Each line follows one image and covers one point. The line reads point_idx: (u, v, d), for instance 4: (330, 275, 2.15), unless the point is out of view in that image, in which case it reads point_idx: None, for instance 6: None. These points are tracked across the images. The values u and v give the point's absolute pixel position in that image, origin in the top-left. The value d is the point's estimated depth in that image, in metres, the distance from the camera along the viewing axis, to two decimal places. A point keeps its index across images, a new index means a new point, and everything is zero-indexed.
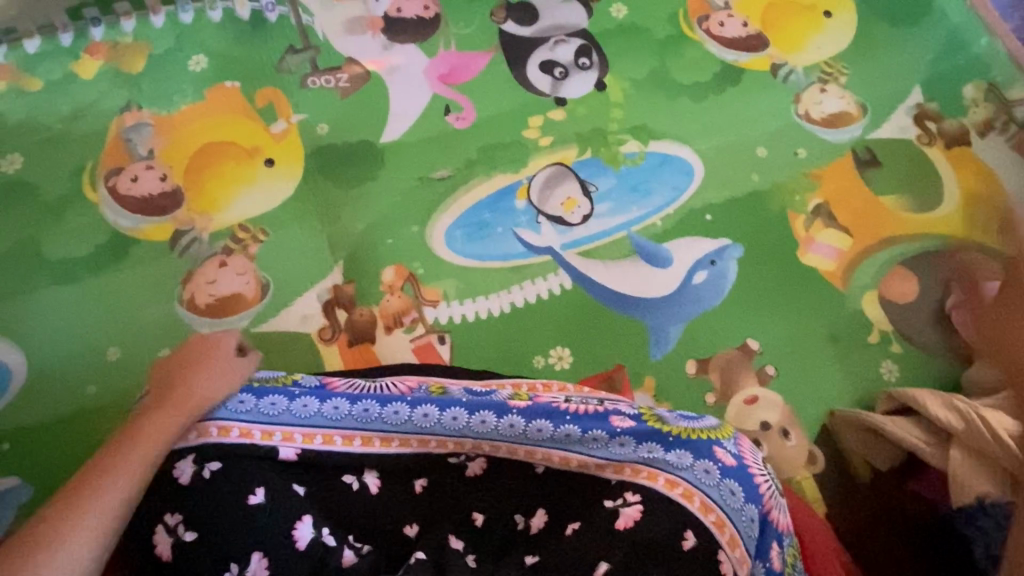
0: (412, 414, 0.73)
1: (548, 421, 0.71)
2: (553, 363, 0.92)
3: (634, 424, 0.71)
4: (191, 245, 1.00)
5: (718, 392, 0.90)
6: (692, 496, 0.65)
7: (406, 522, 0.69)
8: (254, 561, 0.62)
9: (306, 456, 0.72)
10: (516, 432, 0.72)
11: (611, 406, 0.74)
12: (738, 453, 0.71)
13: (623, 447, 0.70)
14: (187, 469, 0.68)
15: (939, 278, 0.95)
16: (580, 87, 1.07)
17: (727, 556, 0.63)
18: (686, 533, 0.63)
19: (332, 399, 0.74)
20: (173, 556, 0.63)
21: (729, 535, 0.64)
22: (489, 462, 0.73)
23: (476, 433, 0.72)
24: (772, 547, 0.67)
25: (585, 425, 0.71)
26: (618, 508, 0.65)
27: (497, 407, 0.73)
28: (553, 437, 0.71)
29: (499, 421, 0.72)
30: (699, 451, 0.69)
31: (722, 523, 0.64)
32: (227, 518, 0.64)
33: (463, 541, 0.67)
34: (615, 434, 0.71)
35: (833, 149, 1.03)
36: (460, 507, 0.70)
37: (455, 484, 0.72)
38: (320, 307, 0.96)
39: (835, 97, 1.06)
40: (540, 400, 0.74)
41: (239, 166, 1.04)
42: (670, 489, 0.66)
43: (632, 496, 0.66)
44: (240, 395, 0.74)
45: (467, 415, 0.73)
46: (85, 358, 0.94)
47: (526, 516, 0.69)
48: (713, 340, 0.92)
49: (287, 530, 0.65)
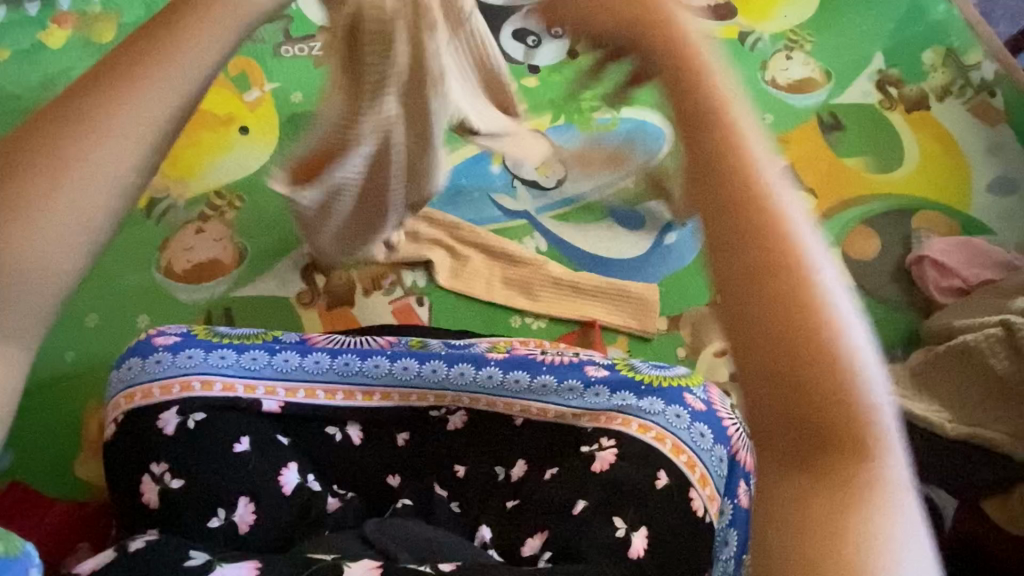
0: (392, 366, 0.75)
1: (525, 372, 0.74)
2: (529, 322, 0.95)
3: (608, 374, 0.74)
4: (168, 212, 0.99)
5: (689, 346, 0.93)
6: (665, 438, 0.68)
7: (388, 472, 0.71)
8: (241, 506, 0.64)
9: (290, 409, 0.72)
10: (494, 383, 0.73)
11: (586, 357, 0.76)
12: (708, 399, 0.73)
13: (597, 395, 0.72)
14: (172, 419, 0.66)
15: (899, 236, 0.99)
16: (533, 25, 1.07)
17: (698, 494, 0.65)
18: (658, 472, 0.65)
19: (313, 354, 0.75)
20: (160, 502, 0.63)
21: (699, 474, 0.66)
22: (470, 415, 0.73)
23: (454, 385, 0.74)
24: (740, 485, 0.70)
25: (561, 375, 0.74)
26: (594, 452, 0.68)
27: (475, 359, 0.74)
28: (530, 387, 0.73)
29: (478, 373, 0.74)
30: (671, 397, 0.71)
31: (692, 464, 0.66)
32: (215, 464, 0.65)
33: (447, 490, 0.70)
34: (590, 383, 0.73)
35: (799, 114, 1.06)
36: (442, 458, 0.71)
37: (437, 437, 0.73)
38: (299, 272, 0.97)
39: (801, 64, 1.09)
40: (517, 353, 0.76)
41: (214, 133, 1.04)
42: (643, 433, 0.68)
43: (607, 441, 0.68)
44: (221, 349, 0.73)
45: (447, 367, 0.74)
46: (63, 325, 0.93)
47: (506, 467, 0.71)
48: (683, 298, 0.96)
49: (274, 476, 0.66)
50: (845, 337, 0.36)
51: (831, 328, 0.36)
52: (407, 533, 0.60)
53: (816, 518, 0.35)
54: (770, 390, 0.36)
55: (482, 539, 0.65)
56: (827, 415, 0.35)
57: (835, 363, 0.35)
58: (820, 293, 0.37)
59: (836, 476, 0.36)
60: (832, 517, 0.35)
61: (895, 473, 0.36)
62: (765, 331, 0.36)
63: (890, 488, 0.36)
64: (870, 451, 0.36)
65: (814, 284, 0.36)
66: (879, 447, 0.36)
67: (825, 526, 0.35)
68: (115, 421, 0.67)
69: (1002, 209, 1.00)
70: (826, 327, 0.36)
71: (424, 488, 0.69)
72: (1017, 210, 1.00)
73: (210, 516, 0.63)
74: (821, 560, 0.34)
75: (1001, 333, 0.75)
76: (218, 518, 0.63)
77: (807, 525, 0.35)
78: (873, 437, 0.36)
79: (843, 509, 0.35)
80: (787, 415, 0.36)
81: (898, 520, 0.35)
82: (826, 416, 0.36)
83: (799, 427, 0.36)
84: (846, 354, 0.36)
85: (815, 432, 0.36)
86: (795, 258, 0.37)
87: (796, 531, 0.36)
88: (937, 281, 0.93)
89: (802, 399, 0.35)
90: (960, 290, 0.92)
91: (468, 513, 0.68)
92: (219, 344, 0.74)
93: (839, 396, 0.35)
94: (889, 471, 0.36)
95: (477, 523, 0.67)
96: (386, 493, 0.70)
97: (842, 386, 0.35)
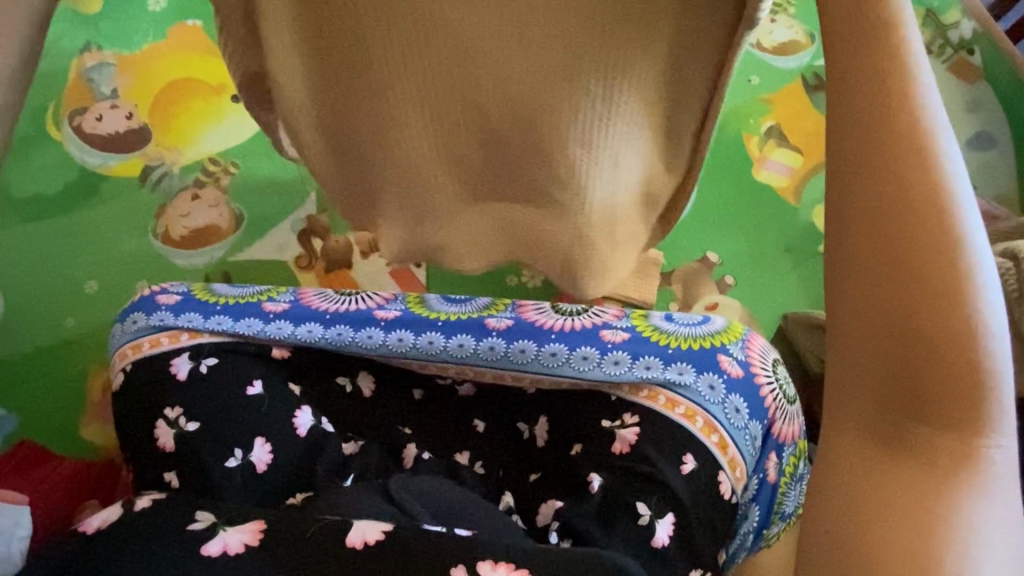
0: (386, 337, 0.72)
1: (532, 342, 0.71)
2: (524, 282, 0.97)
3: (628, 339, 0.70)
4: (162, 179, 1.00)
5: (681, 301, 0.96)
6: (695, 416, 0.67)
7: (401, 423, 0.72)
8: (258, 446, 0.66)
9: (295, 356, 0.73)
10: (498, 354, 0.71)
11: (601, 319, 0.73)
12: (745, 360, 0.70)
13: (616, 364, 0.69)
14: (185, 364, 0.69)
15: None
16: None
17: (726, 476, 0.66)
18: (684, 457, 0.65)
19: (305, 322, 0.73)
20: (176, 446, 0.65)
21: (729, 456, 0.66)
22: (476, 388, 0.75)
23: (455, 357, 0.72)
24: (771, 457, 0.69)
25: (575, 343, 0.70)
26: (615, 430, 0.68)
27: (476, 330, 0.72)
28: (539, 357, 0.70)
29: (479, 344, 0.71)
30: (702, 364, 0.69)
31: (724, 444, 0.66)
32: (229, 406, 0.67)
33: (469, 454, 0.71)
34: (608, 352, 0.70)
35: (785, 75, 1.07)
36: (458, 421, 0.73)
37: (450, 403, 0.74)
38: (296, 237, 0.98)
39: (784, 27, 1.09)
40: (524, 319, 0.73)
41: (206, 102, 1.04)
42: (670, 409, 0.67)
43: (630, 417, 0.68)
44: (217, 314, 0.72)
45: (445, 340, 0.72)
46: (64, 293, 0.94)
47: (530, 425, 0.73)
48: (674, 256, 0.98)
49: (287, 415, 0.68)
50: (981, 303, 0.37)
51: (965, 292, 0.37)
52: (429, 491, 0.62)
53: (901, 482, 0.38)
54: (881, 343, 0.39)
55: (506, 504, 0.68)
56: (946, 400, 0.37)
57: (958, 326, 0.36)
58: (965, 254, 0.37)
59: (925, 438, 0.38)
60: (916, 476, 0.38)
61: (1004, 449, 0.38)
62: (895, 291, 0.38)
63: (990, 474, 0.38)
64: (988, 423, 0.38)
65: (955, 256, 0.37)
66: (994, 418, 0.38)
67: (895, 495, 0.38)
68: (123, 371, 0.69)
69: (980, 164, 1.04)
70: (963, 291, 0.37)
71: (448, 456, 0.71)
72: (993, 165, 1.04)
73: (228, 457, 0.65)
74: (875, 506, 0.38)
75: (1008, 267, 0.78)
76: (235, 457, 0.65)
77: (891, 484, 0.39)
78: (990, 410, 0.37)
79: (920, 487, 0.38)
80: (903, 379, 0.38)
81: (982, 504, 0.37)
82: (942, 394, 0.37)
83: (909, 386, 0.38)
84: (976, 320, 0.36)
85: (923, 409, 0.38)
86: (938, 219, 0.37)
87: (862, 489, 0.39)
88: None
89: (918, 359, 0.37)
90: None
91: (489, 475, 0.70)
92: (221, 303, 0.73)
93: (963, 368, 0.37)
94: (996, 443, 0.38)
95: (500, 488, 0.70)
96: (397, 441, 0.71)
97: (972, 362, 0.37)
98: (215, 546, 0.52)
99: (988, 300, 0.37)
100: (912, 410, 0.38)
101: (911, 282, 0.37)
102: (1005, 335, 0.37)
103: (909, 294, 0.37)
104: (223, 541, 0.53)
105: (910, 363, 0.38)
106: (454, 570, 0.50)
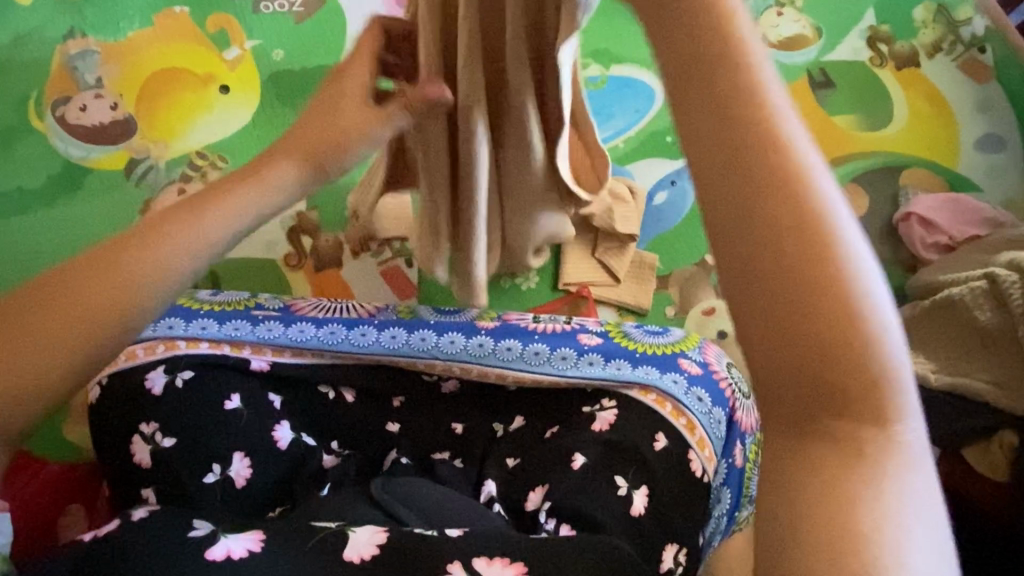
0: (379, 335, 0.75)
1: (517, 340, 0.74)
2: (519, 283, 0.95)
3: (602, 342, 0.74)
4: (149, 173, 0.98)
5: (678, 305, 0.94)
6: (664, 402, 0.67)
7: (387, 419, 0.70)
8: (236, 461, 0.63)
9: (276, 369, 0.71)
10: (485, 351, 0.73)
11: (578, 325, 0.77)
12: (703, 361, 0.72)
13: (591, 364, 0.71)
14: (159, 378, 0.66)
15: (888, 194, 1.00)
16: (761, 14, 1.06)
17: (697, 455, 0.64)
18: (657, 435, 0.64)
19: (297, 323, 0.75)
20: (154, 462, 0.62)
21: (698, 436, 0.65)
22: (462, 383, 0.73)
23: (444, 353, 0.73)
24: (736, 445, 0.70)
25: (553, 345, 0.73)
26: (595, 413, 0.67)
27: (466, 329, 0.75)
28: (523, 354, 0.72)
29: (468, 341, 0.74)
30: (664, 365, 0.71)
31: (693, 426, 0.66)
32: (205, 418, 0.64)
33: (447, 451, 0.68)
34: (584, 353, 0.72)
35: (789, 72, 1.05)
36: (437, 420, 0.70)
37: (429, 401, 0.72)
38: (285, 234, 0.95)
39: (792, 20, 1.06)
40: (508, 322, 0.76)
41: (193, 93, 1.01)
42: (644, 395, 0.67)
43: (608, 402, 0.68)
44: (203, 319, 0.74)
45: (436, 337, 0.74)
46: None
47: (504, 423, 0.70)
48: (673, 256, 0.96)
49: (268, 432, 0.65)
50: (852, 259, 0.27)
51: (837, 244, 0.27)
52: (418, 492, 0.58)
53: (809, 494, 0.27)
54: (755, 330, 0.27)
55: (488, 493, 0.62)
56: (844, 378, 0.27)
57: (839, 291, 0.26)
58: (825, 204, 0.27)
59: (826, 440, 0.27)
60: (833, 476, 0.27)
61: (915, 432, 0.28)
62: (752, 251, 0.27)
63: (910, 459, 0.28)
64: (891, 406, 0.27)
65: (811, 199, 0.27)
66: (897, 398, 0.27)
67: (815, 514, 0.27)
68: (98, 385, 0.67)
69: (988, 166, 1.02)
70: (829, 246, 0.26)
71: (426, 456, 0.67)
72: (1002, 167, 1.02)
73: (206, 472, 0.62)
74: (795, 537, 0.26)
75: (985, 286, 0.78)
76: (214, 473, 0.62)
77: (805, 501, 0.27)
78: (891, 385, 0.27)
79: (835, 493, 0.27)
80: (790, 363, 0.27)
81: (913, 497, 0.27)
82: (833, 369, 0.26)
83: (802, 370, 0.26)
84: (842, 263, 0.26)
85: (822, 399, 0.27)
86: (779, 158, 0.28)
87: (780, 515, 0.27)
88: (923, 238, 0.95)
89: (803, 329, 0.26)
90: (945, 246, 0.94)
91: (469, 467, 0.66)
92: (207, 312, 0.75)
93: (853, 338, 0.26)
94: (908, 427, 0.28)
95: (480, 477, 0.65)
96: (381, 438, 0.69)
97: (861, 322, 0.26)
98: (220, 549, 0.45)
99: (855, 249, 0.27)
100: (810, 404, 0.27)
101: (764, 231, 0.27)
102: (886, 290, 0.27)
103: (772, 251, 0.27)
104: (227, 545, 0.45)
105: (786, 334, 0.26)
106: (451, 565, 0.46)
